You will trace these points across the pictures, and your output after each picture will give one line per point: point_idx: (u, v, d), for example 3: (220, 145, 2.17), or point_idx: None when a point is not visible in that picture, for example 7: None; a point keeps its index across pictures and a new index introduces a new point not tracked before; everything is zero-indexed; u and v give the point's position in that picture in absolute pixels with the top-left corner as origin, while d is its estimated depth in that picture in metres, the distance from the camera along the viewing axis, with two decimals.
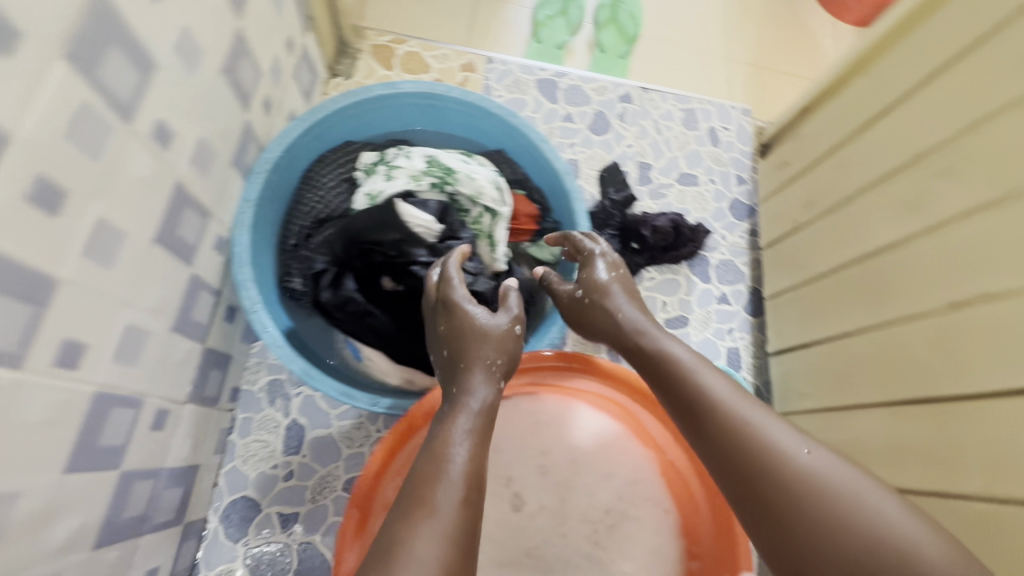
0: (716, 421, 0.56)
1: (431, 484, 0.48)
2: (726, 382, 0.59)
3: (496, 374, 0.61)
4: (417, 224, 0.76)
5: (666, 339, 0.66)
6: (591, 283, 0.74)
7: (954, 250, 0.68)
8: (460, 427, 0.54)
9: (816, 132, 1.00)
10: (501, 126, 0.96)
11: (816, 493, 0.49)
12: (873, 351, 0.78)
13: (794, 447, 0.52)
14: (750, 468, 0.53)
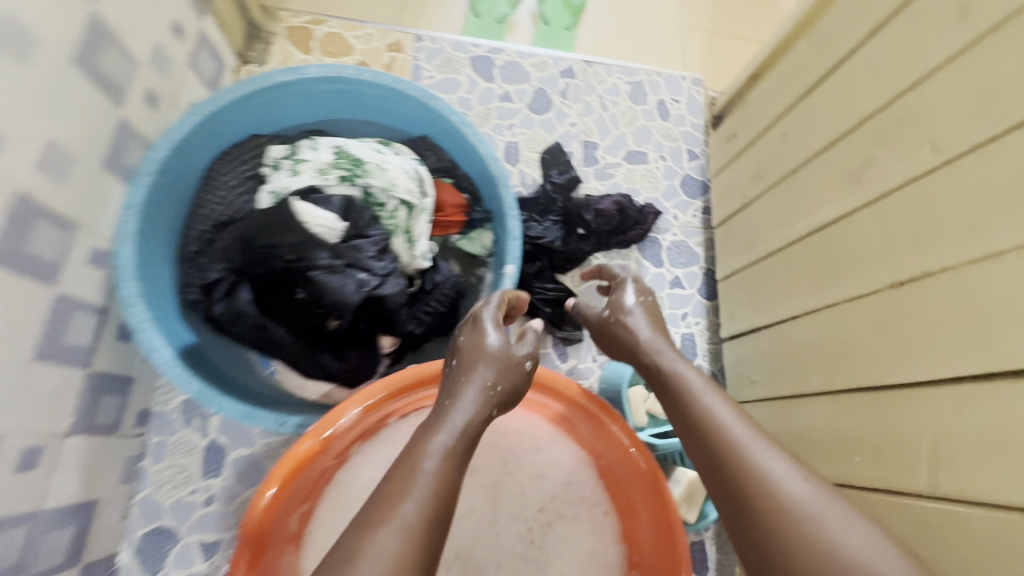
0: (709, 446, 0.50)
1: (398, 499, 0.41)
2: (731, 405, 0.53)
3: (494, 394, 0.52)
4: (316, 223, 0.69)
5: (678, 361, 0.60)
6: (618, 303, 0.68)
7: (896, 224, 0.62)
8: (437, 442, 0.46)
9: (764, 100, 0.93)
10: (420, 109, 0.88)
11: (807, 522, 0.43)
12: (819, 336, 0.73)
13: (786, 473, 0.46)
14: (740, 496, 0.46)
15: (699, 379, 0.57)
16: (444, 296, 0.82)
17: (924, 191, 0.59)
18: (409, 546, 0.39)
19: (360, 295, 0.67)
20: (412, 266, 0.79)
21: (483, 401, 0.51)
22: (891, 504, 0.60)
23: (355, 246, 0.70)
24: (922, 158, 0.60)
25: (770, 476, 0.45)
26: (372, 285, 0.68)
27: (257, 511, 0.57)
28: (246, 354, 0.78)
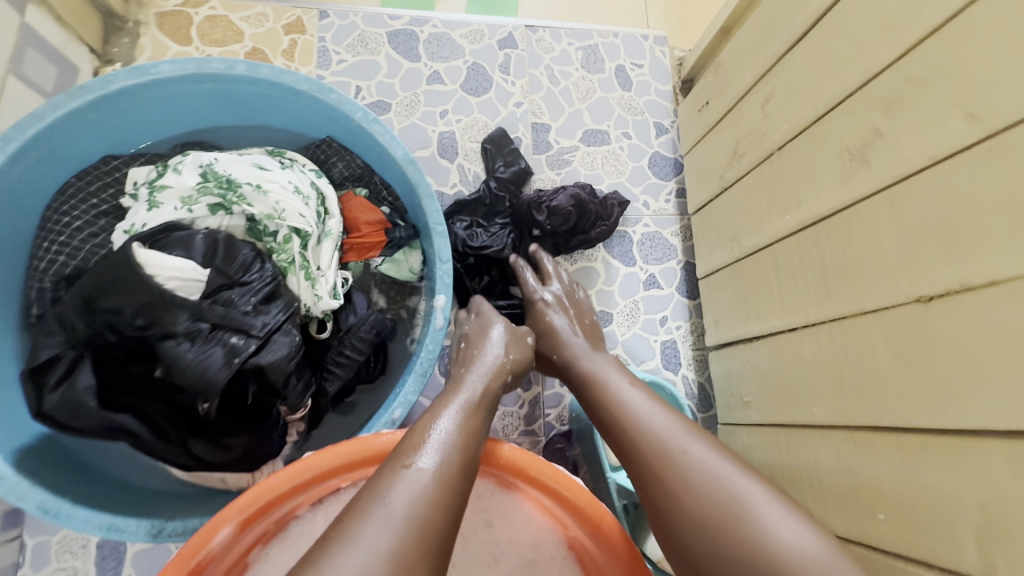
0: (618, 428, 0.53)
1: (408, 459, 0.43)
2: (640, 388, 0.57)
3: (506, 367, 0.61)
4: (168, 276, 0.53)
5: (595, 356, 0.65)
6: (545, 324, 0.72)
7: (919, 217, 0.47)
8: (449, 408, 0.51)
9: (739, 59, 0.77)
10: (315, 106, 0.70)
11: (699, 487, 0.45)
12: (824, 356, 0.59)
13: (681, 443, 0.49)
14: (646, 470, 0.49)
15: (612, 369, 0.62)
16: (363, 340, 0.66)
17: (954, 174, 0.44)
18: (428, 510, 0.40)
19: (231, 368, 0.51)
20: (318, 309, 0.63)
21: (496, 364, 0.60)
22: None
23: (226, 299, 0.55)
24: (952, 128, 0.45)
25: (659, 439, 0.50)
26: (248, 351, 0.52)
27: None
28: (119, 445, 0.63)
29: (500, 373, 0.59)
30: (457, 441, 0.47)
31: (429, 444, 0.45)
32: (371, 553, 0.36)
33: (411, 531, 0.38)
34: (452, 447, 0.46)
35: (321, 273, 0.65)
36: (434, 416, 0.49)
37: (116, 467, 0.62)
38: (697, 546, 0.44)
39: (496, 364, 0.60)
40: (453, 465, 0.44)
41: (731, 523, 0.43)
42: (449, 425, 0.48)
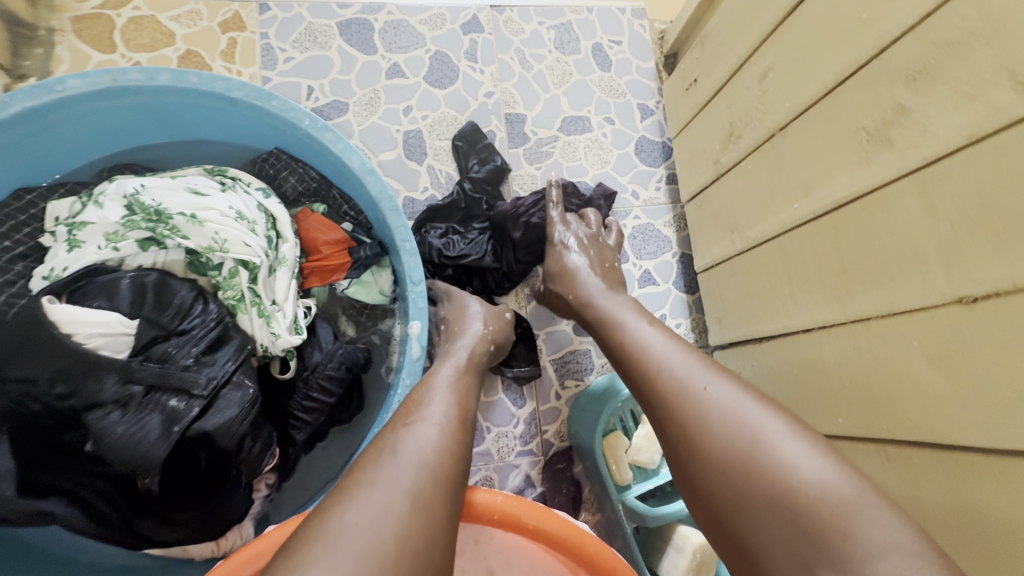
0: (633, 369, 0.47)
1: (415, 410, 0.43)
2: (658, 326, 0.51)
3: (485, 337, 0.59)
4: (88, 334, 0.45)
5: (611, 298, 0.59)
6: (556, 262, 0.68)
7: (954, 205, 0.41)
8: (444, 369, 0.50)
9: (730, 28, 0.69)
10: (255, 114, 0.61)
11: (715, 422, 0.39)
12: (845, 360, 0.53)
13: (696, 380, 0.42)
14: (662, 409, 0.43)
15: (630, 311, 0.56)
16: (334, 376, 0.58)
17: (998, 154, 0.38)
18: (444, 455, 0.39)
19: (170, 437, 0.44)
20: (276, 348, 0.56)
21: (478, 335, 0.58)
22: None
23: (162, 353, 0.47)
24: (993, 101, 0.38)
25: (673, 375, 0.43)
26: (190, 415, 0.45)
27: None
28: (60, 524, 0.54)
29: (481, 342, 0.58)
30: (454, 399, 0.45)
31: (431, 396, 0.44)
32: (393, 490, 0.35)
33: (426, 474, 0.37)
34: (448, 403, 0.44)
35: (277, 308, 0.57)
36: (431, 379, 0.48)
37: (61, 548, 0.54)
38: (715, 486, 0.38)
39: (484, 336, 0.59)
40: (453, 417, 0.43)
41: (749, 468, 0.36)
42: (444, 388, 0.46)
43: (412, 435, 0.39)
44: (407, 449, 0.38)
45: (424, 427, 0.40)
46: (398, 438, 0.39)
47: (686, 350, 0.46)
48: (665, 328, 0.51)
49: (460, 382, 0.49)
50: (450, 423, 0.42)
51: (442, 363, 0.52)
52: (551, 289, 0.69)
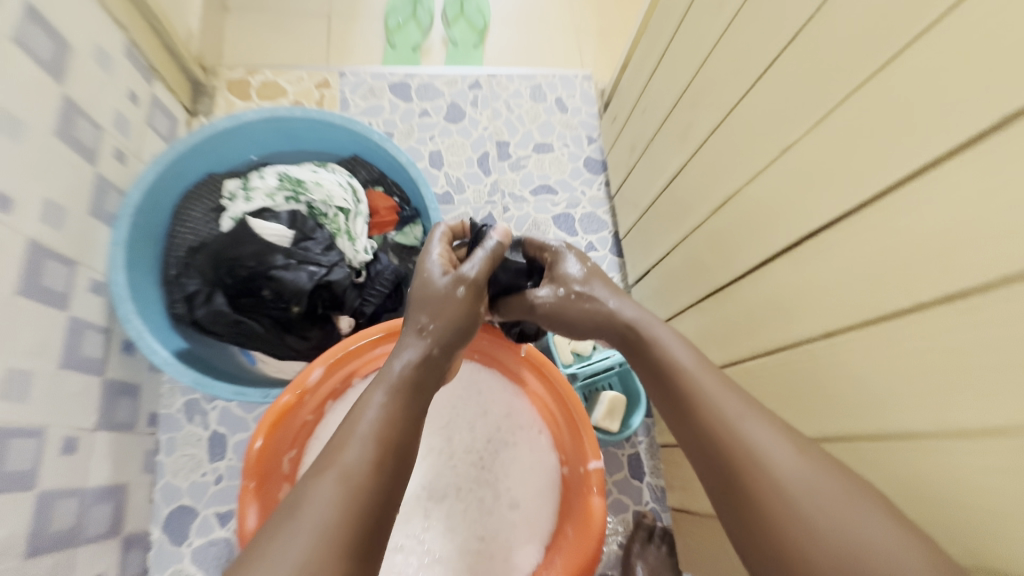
0: (711, 427, 0.53)
1: (337, 453, 0.50)
2: (729, 386, 0.56)
3: (428, 339, 0.61)
4: (268, 234, 0.87)
5: (664, 331, 0.64)
6: (566, 279, 0.72)
7: (710, 163, 0.83)
8: (375, 397, 0.55)
9: (631, 83, 1.14)
10: (346, 133, 1.05)
11: (797, 492, 0.47)
12: (683, 263, 0.93)
13: (782, 449, 0.50)
14: (740, 472, 0.50)
15: (678, 348, 0.62)
16: (386, 281, 0.97)
17: (719, 136, 0.80)
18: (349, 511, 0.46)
19: (312, 282, 0.85)
20: (357, 259, 0.96)
21: (421, 346, 0.61)
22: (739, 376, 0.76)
23: (305, 247, 0.88)
24: (716, 112, 0.81)
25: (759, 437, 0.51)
26: (321, 274, 0.86)
27: (251, 454, 0.73)
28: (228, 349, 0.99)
29: (422, 350, 0.60)
30: (375, 441, 0.51)
31: (356, 437, 0.51)
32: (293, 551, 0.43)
33: (322, 532, 0.44)
34: (366, 447, 0.50)
35: (358, 237, 0.98)
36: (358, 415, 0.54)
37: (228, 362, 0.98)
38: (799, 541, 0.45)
39: (428, 341, 0.61)
40: (367, 461, 0.49)
41: (831, 533, 0.44)
42: (375, 414, 0.53)
43: (327, 484, 0.47)
44: (319, 502, 0.46)
45: (337, 465, 0.49)
46: (312, 491, 0.47)
47: (759, 415, 0.53)
48: (727, 381, 0.57)
49: (365, 401, 0.55)
50: (364, 469, 0.49)
51: (376, 383, 0.57)
52: (563, 299, 0.71)
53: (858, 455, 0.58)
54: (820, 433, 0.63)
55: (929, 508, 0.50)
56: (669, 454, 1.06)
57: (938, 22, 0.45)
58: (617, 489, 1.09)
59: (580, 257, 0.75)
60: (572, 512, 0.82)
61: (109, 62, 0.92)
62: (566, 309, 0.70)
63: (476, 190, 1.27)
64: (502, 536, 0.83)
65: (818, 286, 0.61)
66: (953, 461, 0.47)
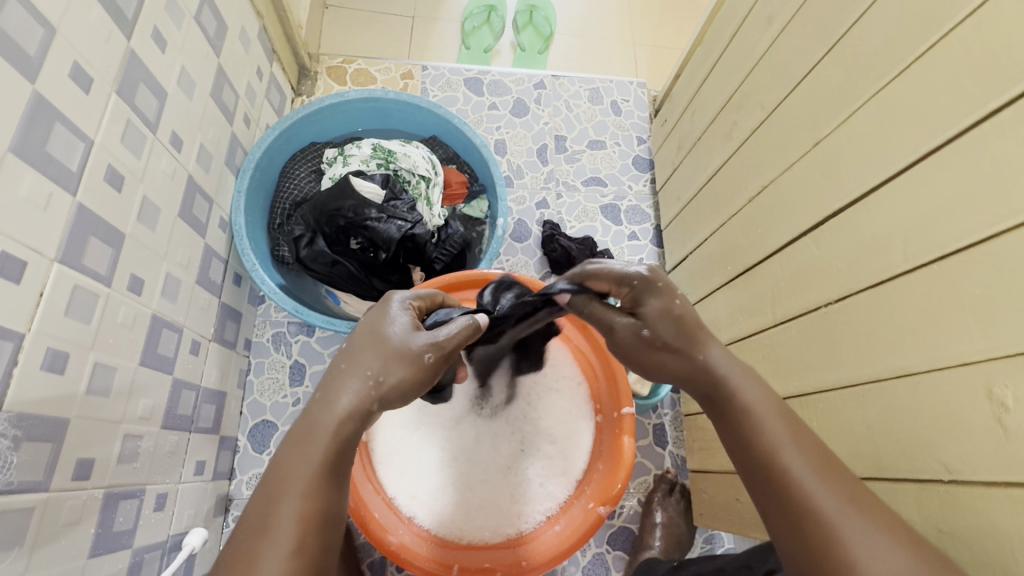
0: (797, 512, 0.49)
1: (257, 546, 0.43)
2: (817, 454, 0.52)
3: (372, 391, 0.53)
4: (365, 191, 1.03)
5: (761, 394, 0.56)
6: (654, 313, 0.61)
7: (751, 156, 0.95)
8: (301, 470, 0.47)
9: (684, 87, 1.28)
10: (430, 116, 1.21)
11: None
12: (720, 247, 1.05)
13: (865, 538, 0.46)
14: (821, 566, 0.47)
15: (762, 401, 0.56)
16: (455, 243, 1.11)
17: (762, 133, 0.92)
18: None
19: (399, 233, 1.02)
20: (432, 222, 1.13)
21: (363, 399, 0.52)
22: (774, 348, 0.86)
23: (394, 205, 1.05)
24: (760, 113, 0.93)
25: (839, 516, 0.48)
26: (407, 227, 1.03)
27: None
28: (315, 289, 1.17)
29: (360, 401, 0.52)
30: (296, 530, 0.44)
31: (276, 520, 0.44)
32: None
33: None
34: (288, 537, 0.44)
35: (433, 202, 1.14)
36: (282, 493, 0.46)
37: (316, 301, 1.14)
38: None
39: (366, 391, 0.53)
40: (284, 548, 0.43)
41: None
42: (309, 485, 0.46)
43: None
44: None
45: (266, 555, 0.43)
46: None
47: (859, 507, 0.48)
48: (815, 447, 0.53)
49: (294, 469, 0.47)
50: (285, 561, 0.43)
51: (296, 447, 0.48)
52: (646, 341, 0.61)
53: (861, 398, 0.68)
54: (826, 382, 0.74)
55: (920, 429, 0.61)
56: (692, 421, 1.16)
57: (958, 27, 0.58)
58: (640, 453, 1.19)
59: (669, 289, 0.62)
60: (604, 453, 0.93)
61: (248, 42, 1.10)
62: (645, 354, 0.62)
63: (534, 176, 1.41)
64: (535, 467, 0.95)
65: (844, 252, 0.72)
66: (938, 389, 0.59)
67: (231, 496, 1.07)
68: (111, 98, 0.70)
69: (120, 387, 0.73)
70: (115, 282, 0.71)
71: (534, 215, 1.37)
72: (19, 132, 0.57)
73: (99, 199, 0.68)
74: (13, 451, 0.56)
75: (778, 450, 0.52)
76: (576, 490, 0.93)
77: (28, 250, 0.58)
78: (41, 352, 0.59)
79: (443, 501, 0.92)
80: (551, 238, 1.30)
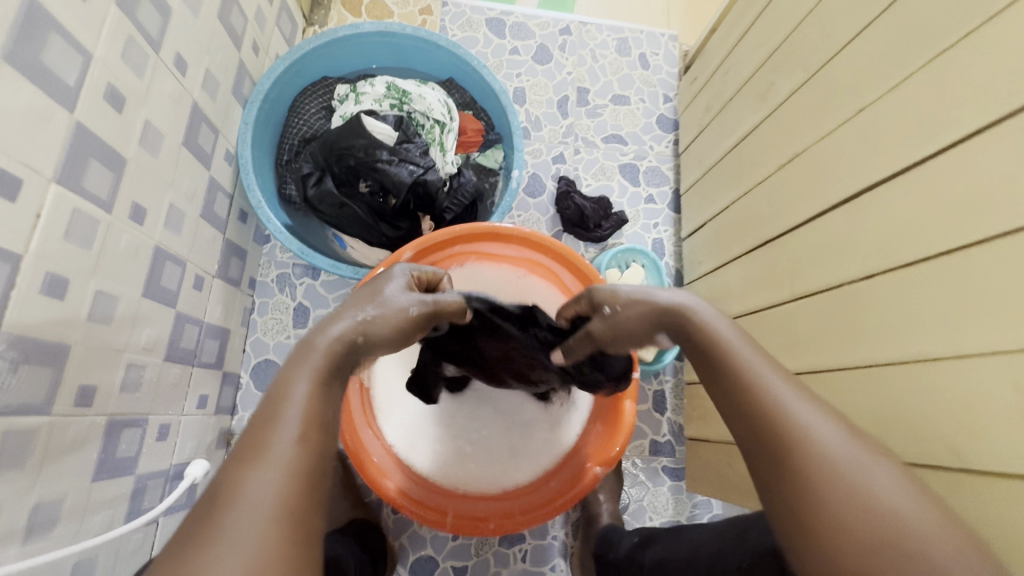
0: (756, 408, 0.49)
1: (267, 433, 0.44)
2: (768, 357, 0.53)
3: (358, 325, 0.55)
4: (377, 131, 1.00)
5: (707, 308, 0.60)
6: (610, 295, 0.68)
7: (786, 120, 0.90)
8: (301, 371, 0.49)
9: (718, 44, 1.20)
10: (447, 56, 1.14)
11: (852, 481, 0.42)
12: (738, 215, 1.02)
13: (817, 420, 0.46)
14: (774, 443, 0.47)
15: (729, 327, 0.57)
16: (467, 193, 1.06)
17: (801, 96, 0.86)
18: (288, 493, 0.41)
19: (411, 178, 0.98)
20: (444, 169, 1.08)
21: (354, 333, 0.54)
22: (789, 323, 0.84)
23: (406, 148, 1.00)
24: (800, 75, 0.87)
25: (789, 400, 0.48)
26: (419, 173, 0.99)
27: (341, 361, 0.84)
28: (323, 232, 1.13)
29: (348, 331, 0.54)
30: (304, 420, 0.45)
31: (283, 410, 0.45)
32: (236, 549, 0.38)
33: (263, 519, 0.39)
34: (297, 426, 0.45)
35: (448, 149, 1.10)
36: (285, 392, 0.47)
37: (322, 244, 1.11)
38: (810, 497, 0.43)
39: (358, 325, 0.55)
40: (296, 434, 0.44)
41: (843, 495, 0.42)
42: (310, 385, 0.48)
43: (272, 457, 0.42)
44: (254, 490, 0.41)
45: (277, 439, 0.44)
46: (245, 478, 0.41)
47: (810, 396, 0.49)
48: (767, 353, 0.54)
49: (290, 375, 0.48)
50: (302, 445, 0.44)
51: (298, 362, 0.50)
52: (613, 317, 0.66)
53: (874, 378, 0.67)
54: (840, 361, 0.73)
55: (934, 415, 0.60)
56: (694, 390, 1.15)
57: None
58: (639, 417, 1.19)
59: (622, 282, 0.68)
60: (603, 413, 0.93)
61: None
62: (617, 327, 0.66)
63: (552, 129, 1.35)
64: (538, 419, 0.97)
65: (876, 228, 0.69)
66: (956, 374, 0.57)
67: (232, 430, 1.09)
68: (110, 9, 0.65)
69: (124, 316, 0.72)
70: (116, 209, 0.69)
71: (549, 170, 1.32)
72: (14, 39, 0.53)
73: (98, 120, 0.65)
74: (13, 371, 0.55)
75: (733, 359, 0.53)
76: (574, 445, 0.94)
77: (24, 167, 0.55)
78: (41, 276, 0.58)
79: (442, 449, 0.94)
80: (566, 195, 1.26)
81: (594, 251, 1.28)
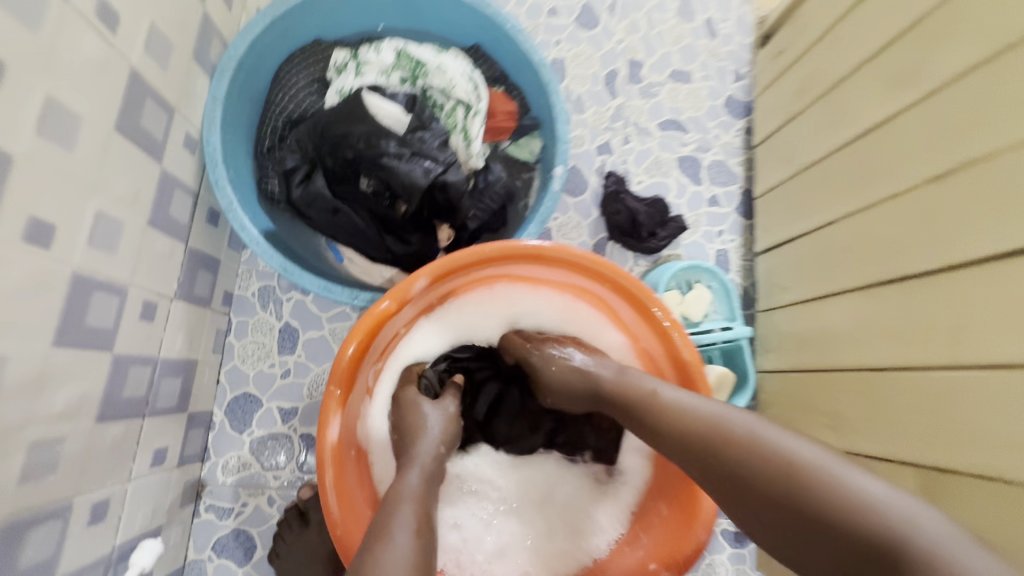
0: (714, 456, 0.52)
1: (386, 539, 0.49)
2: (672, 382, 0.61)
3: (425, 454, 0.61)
4: (384, 113, 0.78)
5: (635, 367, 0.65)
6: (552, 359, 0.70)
7: (943, 114, 0.69)
8: (410, 477, 0.57)
9: (819, 8, 0.94)
10: (473, 15, 0.90)
11: (806, 476, 0.46)
12: (858, 235, 0.81)
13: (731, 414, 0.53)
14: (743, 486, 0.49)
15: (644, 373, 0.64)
16: (495, 195, 0.86)
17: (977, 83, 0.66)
18: None
19: (427, 180, 0.75)
20: (468, 164, 0.85)
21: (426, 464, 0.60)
22: (949, 402, 0.66)
23: (420, 137, 0.77)
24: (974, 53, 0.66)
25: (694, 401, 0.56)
26: (438, 172, 0.76)
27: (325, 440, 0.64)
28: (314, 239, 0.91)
29: (432, 446, 0.63)
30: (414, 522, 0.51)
31: (397, 525, 0.51)
32: None
33: None
34: (409, 540, 0.49)
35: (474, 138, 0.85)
36: (397, 499, 0.54)
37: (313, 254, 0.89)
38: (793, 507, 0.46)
39: (438, 437, 0.64)
40: (407, 544, 0.49)
41: (811, 482, 0.46)
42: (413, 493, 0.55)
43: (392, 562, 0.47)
44: None
45: (393, 548, 0.48)
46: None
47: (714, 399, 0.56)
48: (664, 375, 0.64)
49: (399, 484, 0.56)
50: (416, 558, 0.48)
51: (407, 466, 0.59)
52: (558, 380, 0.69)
53: None
54: (996, 471, 0.60)
55: None
56: None
57: None
58: None
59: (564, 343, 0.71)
60: (666, 489, 0.72)
61: None
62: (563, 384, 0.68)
63: (597, 112, 1.10)
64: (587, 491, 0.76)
65: None
66: None
67: (203, 479, 0.90)
68: None
69: (20, 382, 0.51)
70: None
71: (593, 162, 1.08)
72: None
73: None
74: None
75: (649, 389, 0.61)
76: (630, 533, 0.73)
77: None
78: None
79: (467, 532, 0.73)
80: (614, 197, 1.04)
81: (644, 265, 1.05)
